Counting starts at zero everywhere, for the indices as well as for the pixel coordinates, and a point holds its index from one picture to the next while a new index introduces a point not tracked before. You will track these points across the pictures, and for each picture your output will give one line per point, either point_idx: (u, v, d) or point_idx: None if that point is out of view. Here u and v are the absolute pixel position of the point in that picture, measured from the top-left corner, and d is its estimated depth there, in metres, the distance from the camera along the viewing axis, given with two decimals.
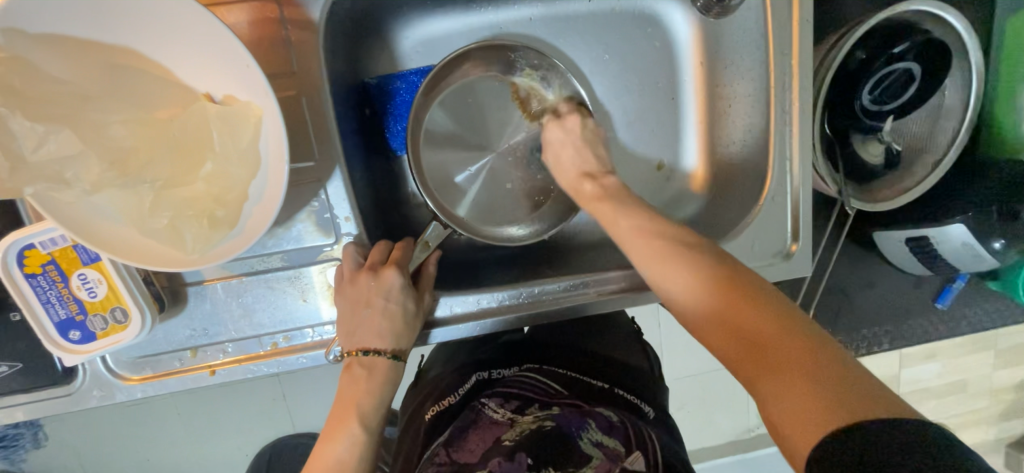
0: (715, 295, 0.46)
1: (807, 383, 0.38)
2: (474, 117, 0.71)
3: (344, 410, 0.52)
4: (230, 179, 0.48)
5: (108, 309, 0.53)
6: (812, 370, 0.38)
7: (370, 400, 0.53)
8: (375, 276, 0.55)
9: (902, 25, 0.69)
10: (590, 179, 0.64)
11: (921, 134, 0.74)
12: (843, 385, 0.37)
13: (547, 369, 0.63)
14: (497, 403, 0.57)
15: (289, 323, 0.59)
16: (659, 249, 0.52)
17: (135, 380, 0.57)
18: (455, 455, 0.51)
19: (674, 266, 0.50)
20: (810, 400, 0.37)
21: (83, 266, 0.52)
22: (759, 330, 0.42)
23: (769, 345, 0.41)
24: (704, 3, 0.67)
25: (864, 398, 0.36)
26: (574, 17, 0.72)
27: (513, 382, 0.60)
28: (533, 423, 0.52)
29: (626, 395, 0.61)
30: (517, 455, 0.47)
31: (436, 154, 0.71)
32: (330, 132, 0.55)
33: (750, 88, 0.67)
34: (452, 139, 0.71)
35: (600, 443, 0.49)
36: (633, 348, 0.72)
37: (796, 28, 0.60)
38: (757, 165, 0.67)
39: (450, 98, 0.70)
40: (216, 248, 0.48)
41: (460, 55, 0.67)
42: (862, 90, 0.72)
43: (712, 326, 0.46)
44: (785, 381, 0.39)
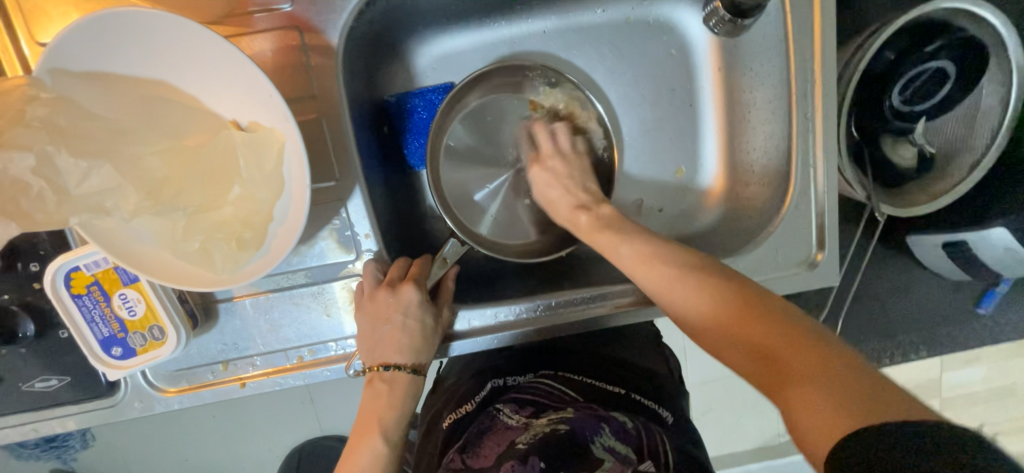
0: (732, 310, 0.45)
1: (819, 387, 0.37)
2: (491, 132, 0.72)
3: (367, 424, 0.53)
4: (256, 202, 0.50)
5: (147, 327, 0.55)
6: (822, 377, 0.37)
7: (391, 414, 0.54)
8: (395, 292, 0.56)
9: (932, 24, 0.66)
10: (586, 210, 0.63)
11: (956, 135, 0.70)
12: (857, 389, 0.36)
13: (562, 375, 0.63)
14: (512, 409, 0.57)
15: (314, 338, 0.61)
16: (665, 272, 0.51)
17: (172, 392, 0.60)
18: (469, 461, 0.51)
19: (684, 283, 0.49)
20: (841, 409, 0.35)
21: (124, 286, 0.54)
22: (779, 343, 0.41)
23: (789, 358, 0.40)
24: (712, 21, 0.66)
25: (882, 406, 0.34)
26: (588, 28, 0.72)
27: (529, 389, 0.60)
28: (547, 426, 0.51)
29: (644, 401, 0.61)
30: (530, 458, 0.46)
31: (456, 172, 0.71)
32: (350, 153, 0.57)
33: (770, 95, 0.65)
34: (472, 155, 0.72)
35: (613, 448, 0.48)
36: (651, 351, 0.72)
37: (818, 33, 0.59)
38: (779, 173, 0.65)
39: (469, 116, 0.72)
40: (245, 268, 0.50)
41: (477, 76, 0.68)
42: (891, 90, 0.69)
43: (725, 339, 0.45)
44: (815, 391, 0.37)
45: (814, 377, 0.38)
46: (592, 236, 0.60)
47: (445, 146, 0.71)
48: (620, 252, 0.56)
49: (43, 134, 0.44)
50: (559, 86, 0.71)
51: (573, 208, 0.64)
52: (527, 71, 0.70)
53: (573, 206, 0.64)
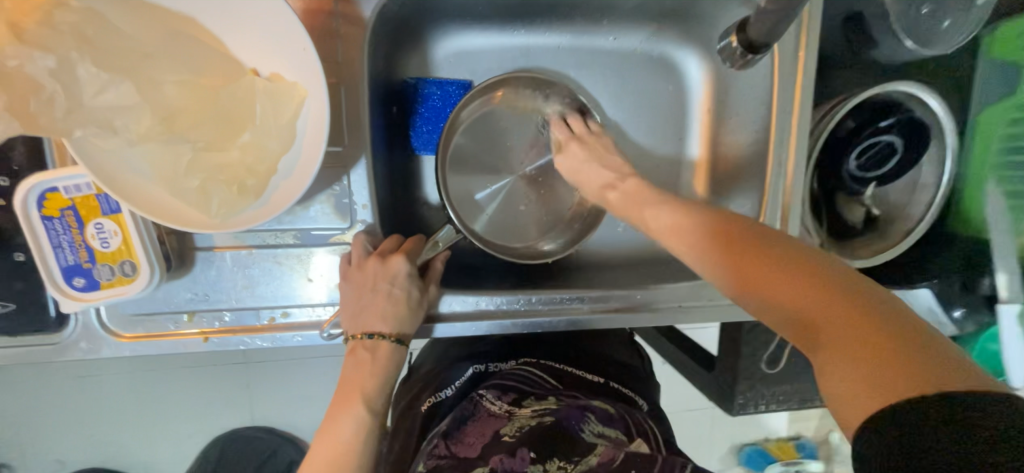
0: (769, 274, 0.43)
1: (858, 361, 0.36)
2: (499, 139, 0.76)
3: (349, 393, 0.54)
4: (265, 150, 0.50)
5: (118, 261, 0.52)
6: (860, 350, 0.36)
7: (373, 381, 0.55)
8: (383, 262, 0.57)
9: (890, 103, 0.75)
10: (613, 188, 0.65)
11: (898, 203, 0.81)
12: (894, 354, 0.35)
13: (545, 364, 0.65)
14: (495, 395, 0.58)
15: (290, 301, 0.60)
16: (698, 243, 0.51)
17: (126, 338, 0.57)
18: (453, 449, 0.51)
19: (720, 254, 0.48)
20: (875, 387, 0.35)
21: (102, 216, 0.52)
22: (816, 310, 0.39)
23: (826, 326, 0.39)
24: (727, 56, 0.69)
25: (931, 376, 0.33)
26: (598, 52, 0.78)
27: (510, 375, 0.61)
28: (532, 419, 0.53)
29: (623, 389, 0.64)
30: (519, 450, 0.48)
31: (461, 170, 0.74)
32: (362, 123, 0.58)
33: (752, 139, 0.72)
34: (478, 157, 0.75)
35: (603, 434, 0.51)
36: (626, 347, 0.76)
37: (798, 91, 0.67)
38: (751, 209, 0.73)
39: (480, 120, 0.75)
40: (239, 215, 0.50)
41: (496, 82, 0.72)
42: (848, 156, 0.78)
43: (762, 302, 0.44)
44: (850, 363, 0.36)
45: (849, 347, 0.37)
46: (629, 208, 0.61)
47: (454, 144, 0.73)
48: (651, 224, 0.57)
49: (71, 41, 0.43)
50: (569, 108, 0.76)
51: (601, 185, 0.67)
52: (544, 87, 0.75)
53: (601, 184, 0.67)
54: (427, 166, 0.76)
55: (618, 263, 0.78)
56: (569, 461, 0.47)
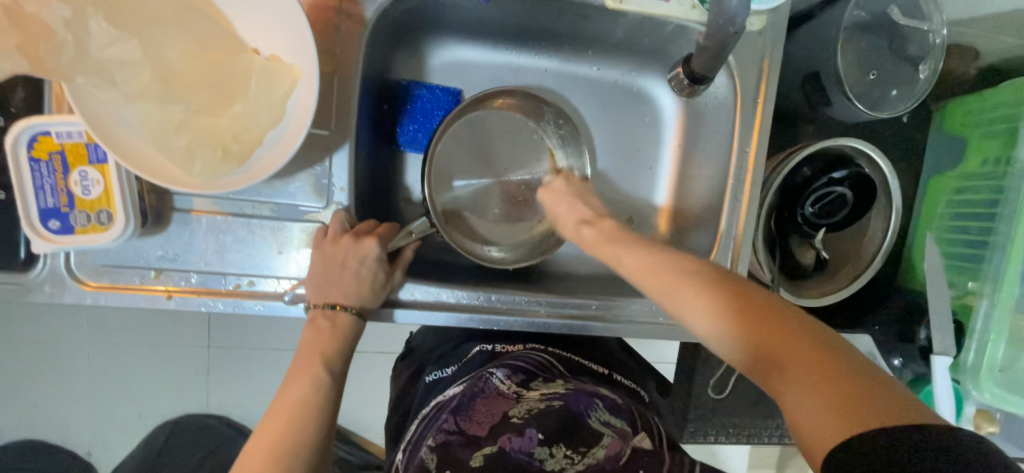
0: (743, 315, 0.46)
1: (817, 391, 0.40)
2: (490, 139, 0.81)
3: (311, 358, 0.58)
4: (254, 121, 0.54)
5: (95, 209, 0.55)
6: (824, 384, 0.40)
7: (332, 348, 0.60)
8: (357, 241, 0.61)
9: (841, 157, 0.82)
10: (588, 226, 0.65)
11: (848, 250, 0.87)
12: (850, 387, 0.39)
13: (552, 351, 0.73)
14: (504, 375, 0.64)
15: (258, 270, 0.62)
16: (667, 280, 0.52)
17: (90, 286, 0.59)
18: (463, 424, 0.56)
19: (691, 291, 0.50)
20: (839, 414, 0.38)
21: (88, 164, 0.55)
22: (786, 347, 0.43)
23: (794, 361, 0.42)
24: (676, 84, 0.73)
25: (881, 408, 0.37)
26: (581, 79, 0.84)
27: (519, 358, 0.69)
28: (542, 402, 0.58)
29: (623, 381, 0.74)
30: (527, 430, 0.53)
31: (449, 156, 0.78)
32: (350, 111, 0.62)
33: (713, 173, 0.78)
34: (467, 149, 0.79)
35: (609, 422, 0.55)
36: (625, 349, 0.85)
37: (756, 135, 0.73)
38: (707, 237, 0.77)
39: (479, 119, 0.80)
40: (219, 179, 0.53)
41: (507, 89, 0.78)
42: (806, 203, 0.83)
43: (732, 340, 0.46)
44: (813, 394, 0.40)
45: (812, 380, 0.40)
46: (598, 249, 0.62)
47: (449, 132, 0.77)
48: (623, 263, 0.58)
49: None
50: (561, 128, 0.82)
51: (577, 222, 0.67)
52: (546, 106, 0.81)
53: (577, 221, 0.67)
54: (410, 163, 0.80)
55: (583, 276, 0.81)
56: (576, 452, 0.51)
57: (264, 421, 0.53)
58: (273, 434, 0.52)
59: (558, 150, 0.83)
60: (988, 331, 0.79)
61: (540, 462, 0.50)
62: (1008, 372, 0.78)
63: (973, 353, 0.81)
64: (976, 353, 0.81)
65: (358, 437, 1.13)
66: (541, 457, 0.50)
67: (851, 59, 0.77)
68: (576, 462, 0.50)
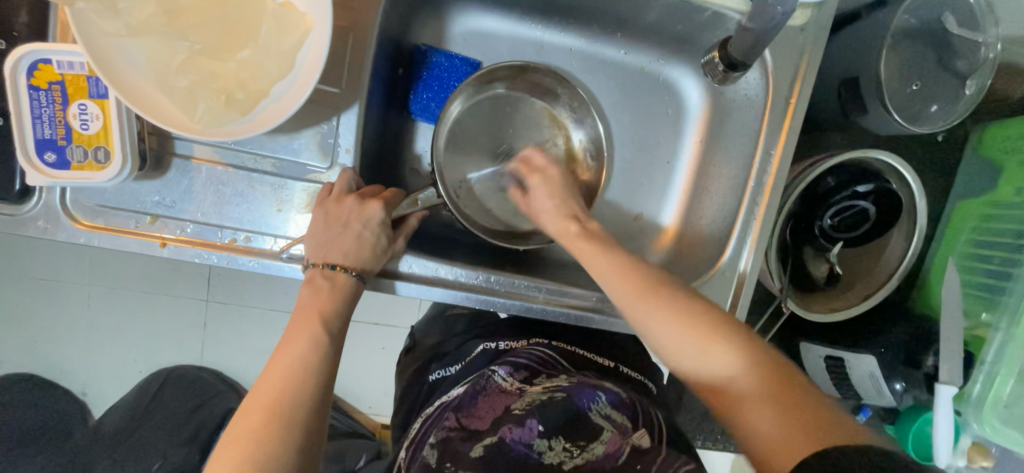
0: (705, 335, 0.52)
1: (776, 411, 0.46)
2: (502, 125, 0.79)
3: (307, 315, 0.56)
4: (261, 70, 0.52)
5: (93, 146, 0.53)
6: (777, 402, 0.46)
7: (334, 305, 0.57)
8: (361, 203, 0.60)
9: (869, 170, 0.78)
10: (577, 222, 0.65)
11: (863, 267, 0.84)
12: (800, 406, 0.46)
13: (554, 344, 0.71)
14: (506, 372, 0.63)
15: (255, 226, 0.61)
16: (641, 286, 0.56)
17: (84, 226, 0.57)
18: (465, 421, 0.56)
19: (660, 306, 0.55)
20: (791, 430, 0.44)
21: (88, 98, 0.53)
22: (743, 369, 0.49)
23: (751, 383, 0.48)
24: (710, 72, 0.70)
25: (823, 424, 0.44)
26: (606, 62, 0.81)
27: (521, 354, 0.67)
28: (544, 394, 0.57)
29: (631, 374, 0.72)
30: (528, 421, 0.52)
31: (458, 141, 0.77)
32: (363, 70, 0.60)
33: (733, 173, 0.74)
34: (477, 136, 0.78)
35: (609, 416, 0.54)
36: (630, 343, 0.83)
37: (784, 137, 0.69)
38: (719, 239, 0.75)
39: (488, 103, 0.78)
40: (221, 126, 0.51)
41: (521, 68, 0.76)
42: (823, 214, 0.81)
43: (697, 357, 0.52)
44: (768, 411, 0.46)
45: (766, 400, 0.47)
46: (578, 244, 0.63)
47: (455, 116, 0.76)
48: (601, 261, 0.60)
49: None
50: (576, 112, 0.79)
51: (565, 217, 0.66)
52: (561, 90, 0.78)
53: (563, 215, 0.66)
54: (421, 133, 0.78)
55: None
56: (576, 445, 0.50)
57: (259, 382, 0.51)
58: (272, 393, 0.49)
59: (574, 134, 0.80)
60: (1000, 364, 0.76)
61: (539, 454, 0.49)
62: (1013, 408, 0.75)
63: (980, 385, 0.78)
64: (982, 386, 0.78)
65: (348, 404, 1.15)
66: (540, 449, 0.49)
67: (893, 66, 0.73)
68: (575, 456, 0.49)
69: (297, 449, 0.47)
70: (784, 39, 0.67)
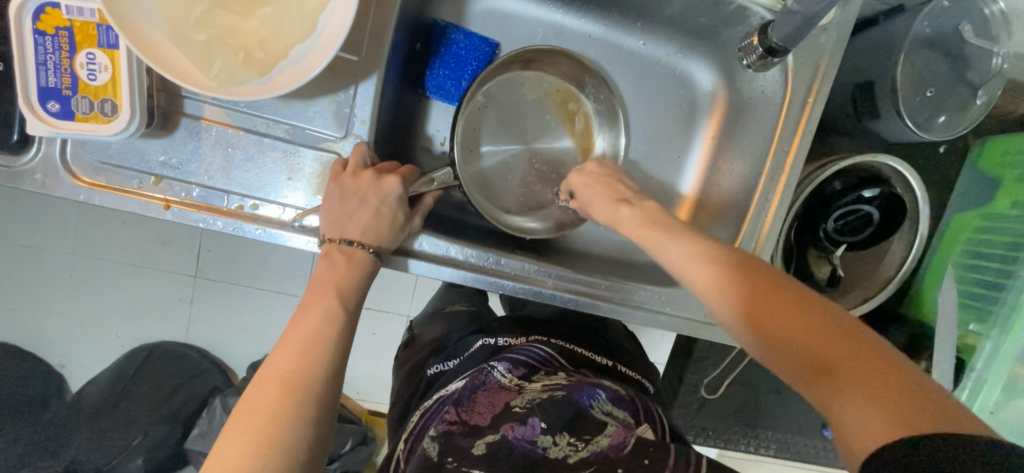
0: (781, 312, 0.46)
1: (874, 401, 0.39)
2: (522, 108, 0.79)
3: (324, 290, 0.54)
4: (281, 29, 0.51)
5: (99, 98, 0.51)
6: (876, 391, 0.39)
7: (349, 281, 0.56)
8: (378, 178, 0.58)
9: (876, 175, 0.79)
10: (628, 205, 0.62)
11: (863, 271, 0.85)
12: (904, 397, 0.38)
13: (554, 341, 0.71)
14: (505, 368, 0.62)
15: (263, 193, 0.59)
16: (703, 264, 0.51)
17: (84, 183, 0.55)
18: (464, 415, 0.54)
19: (726, 283, 0.49)
20: (890, 421, 0.37)
21: (97, 48, 0.51)
22: (833, 353, 0.42)
23: (841, 366, 0.41)
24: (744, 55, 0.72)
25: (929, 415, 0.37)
26: (625, 52, 0.80)
27: (520, 350, 0.66)
28: (543, 392, 0.56)
29: (629, 372, 0.72)
30: (530, 419, 0.52)
31: (479, 122, 0.77)
32: (384, 39, 0.58)
33: (746, 169, 0.75)
34: (500, 118, 0.78)
35: (611, 413, 0.54)
36: (629, 339, 0.83)
37: (797, 139, 0.69)
38: (728, 234, 0.75)
39: (512, 84, 0.78)
40: (237, 86, 0.49)
41: (551, 51, 0.75)
42: (828, 216, 0.81)
43: (778, 339, 0.45)
44: (863, 401, 0.39)
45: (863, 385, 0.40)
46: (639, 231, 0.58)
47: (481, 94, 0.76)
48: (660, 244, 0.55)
49: None
50: (598, 102, 0.80)
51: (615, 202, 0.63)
52: (589, 79, 0.79)
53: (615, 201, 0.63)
54: (435, 112, 0.77)
55: (594, 256, 0.79)
56: (580, 439, 0.50)
57: (276, 351, 0.50)
58: (287, 364, 0.48)
59: (594, 125, 0.81)
60: (987, 371, 0.77)
61: (543, 449, 0.49)
62: (996, 414, 0.77)
63: (969, 391, 0.78)
64: (970, 393, 0.78)
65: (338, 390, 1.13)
66: (544, 444, 0.49)
67: (907, 74, 0.74)
68: (580, 449, 0.49)
69: (310, 425, 0.46)
70: (807, 38, 0.67)
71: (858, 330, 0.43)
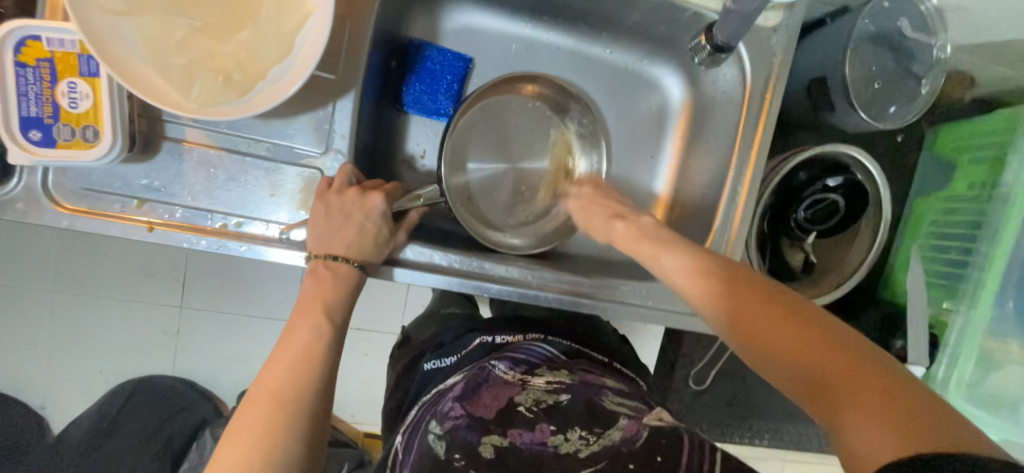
0: (782, 325, 0.47)
1: (876, 417, 0.38)
2: (501, 126, 0.81)
3: (311, 305, 0.55)
4: (260, 52, 0.53)
5: (81, 125, 0.52)
6: (876, 408, 0.39)
7: (335, 297, 0.57)
8: (364, 195, 0.60)
9: (839, 165, 0.83)
10: (622, 219, 0.66)
11: (833, 257, 0.89)
12: (910, 417, 0.37)
13: (550, 340, 0.72)
14: (507, 367, 0.64)
15: (248, 210, 0.60)
16: (714, 285, 0.54)
17: (67, 209, 0.56)
18: (470, 409, 0.56)
19: (732, 303, 0.51)
20: (893, 438, 0.37)
21: (77, 76, 0.52)
22: (832, 366, 0.42)
23: (841, 383, 0.41)
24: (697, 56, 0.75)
25: (937, 437, 0.35)
26: (593, 61, 0.84)
27: (519, 350, 0.68)
28: (548, 393, 0.57)
29: (623, 369, 0.74)
30: (538, 424, 0.52)
31: (462, 140, 0.78)
32: (360, 58, 0.60)
33: (714, 166, 0.78)
34: (479, 136, 0.80)
35: (622, 406, 0.55)
36: (621, 340, 0.84)
37: (761, 130, 0.73)
38: (701, 228, 0.78)
39: (491, 106, 0.80)
40: (216, 107, 0.51)
41: (530, 76, 0.78)
42: (799, 207, 0.85)
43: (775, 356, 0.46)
44: (868, 418, 0.38)
45: (865, 407, 0.39)
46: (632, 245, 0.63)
47: (467, 116, 0.78)
48: (662, 262, 0.59)
49: None
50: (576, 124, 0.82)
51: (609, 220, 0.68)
52: (568, 100, 0.81)
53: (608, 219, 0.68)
54: (413, 126, 0.79)
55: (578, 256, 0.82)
56: (591, 432, 0.50)
57: (265, 368, 0.50)
58: (277, 380, 0.49)
59: (574, 145, 0.83)
60: (960, 345, 0.81)
61: (554, 447, 0.49)
62: (974, 388, 0.80)
63: (945, 365, 0.82)
64: (947, 366, 0.82)
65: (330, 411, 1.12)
66: (555, 442, 0.49)
67: (856, 69, 0.79)
68: (592, 443, 0.49)
69: (302, 441, 0.47)
70: (760, 40, 0.72)
71: (871, 350, 0.43)
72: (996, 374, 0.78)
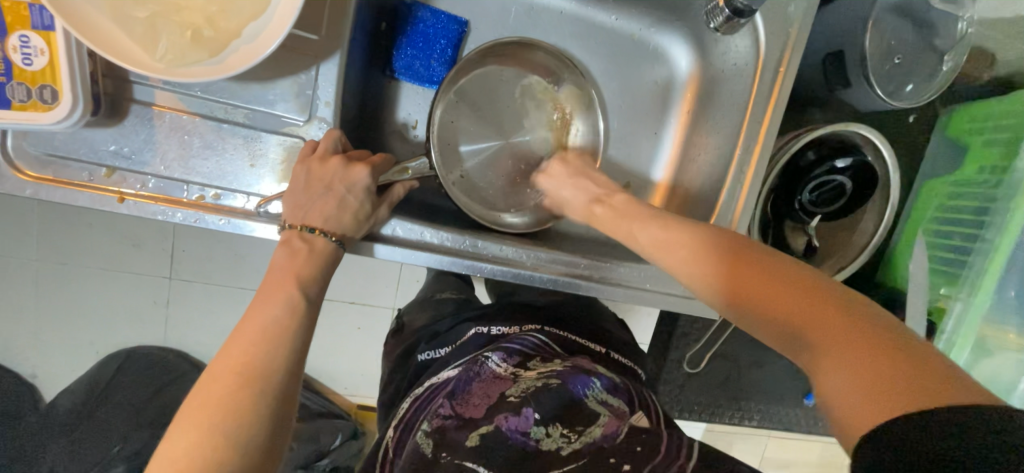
0: (755, 279, 0.46)
1: (851, 367, 0.38)
2: (495, 96, 0.76)
3: (282, 279, 0.52)
4: (231, 6, 0.48)
5: (37, 84, 0.48)
6: (850, 359, 0.39)
7: (309, 270, 0.53)
8: (347, 165, 0.57)
9: (849, 145, 0.80)
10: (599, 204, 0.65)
11: (836, 240, 0.86)
12: (884, 365, 0.37)
13: (548, 330, 0.70)
14: (500, 357, 0.61)
15: (226, 181, 0.56)
16: (689, 243, 0.52)
17: (29, 177, 0.52)
18: (459, 409, 0.54)
19: (705, 258, 0.50)
20: (868, 389, 0.37)
21: (30, 29, 0.48)
22: (807, 318, 0.42)
23: (815, 334, 0.41)
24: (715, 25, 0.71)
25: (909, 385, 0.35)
26: (598, 28, 0.79)
27: (514, 340, 0.65)
28: (538, 381, 0.55)
29: (623, 360, 0.71)
30: (524, 409, 0.51)
31: (456, 109, 0.74)
32: (344, 16, 0.55)
33: (720, 143, 0.74)
34: (474, 106, 0.75)
35: (605, 402, 0.54)
36: (618, 326, 0.83)
37: (771, 106, 0.69)
38: (704, 210, 0.74)
39: (490, 74, 0.76)
40: (185, 67, 0.47)
41: (529, 43, 0.74)
42: (803, 188, 0.81)
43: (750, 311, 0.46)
44: (844, 368, 0.39)
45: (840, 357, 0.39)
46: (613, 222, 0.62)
47: (460, 84, 0.74)
48: (637, 233, 0.58)
49: None
50: (579, 94, 0.78)
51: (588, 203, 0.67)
52: (567, 73, 0.78)
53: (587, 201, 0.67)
54: (405, 95, 0.75)
55: (575, 236, 0.79)
56: (573, 431, 0.50)
57: (228, 342, 0.48)
58: (241, 356, 0.46)
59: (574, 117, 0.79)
60: (956, 333, 0.79)
61: (536, 440, 0.49)
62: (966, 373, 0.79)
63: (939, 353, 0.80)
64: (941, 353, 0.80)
65: (320, 385, 1.10)
66: (537, 436, 0.49)
67: (876, 43, 0.74)
68: (573, 440, 0.49)
69: (268, 418, 0.45)
70: (776, 7, 0.67)
71: (851, 301, 0.42)
72: (987, 360, 0.78)
